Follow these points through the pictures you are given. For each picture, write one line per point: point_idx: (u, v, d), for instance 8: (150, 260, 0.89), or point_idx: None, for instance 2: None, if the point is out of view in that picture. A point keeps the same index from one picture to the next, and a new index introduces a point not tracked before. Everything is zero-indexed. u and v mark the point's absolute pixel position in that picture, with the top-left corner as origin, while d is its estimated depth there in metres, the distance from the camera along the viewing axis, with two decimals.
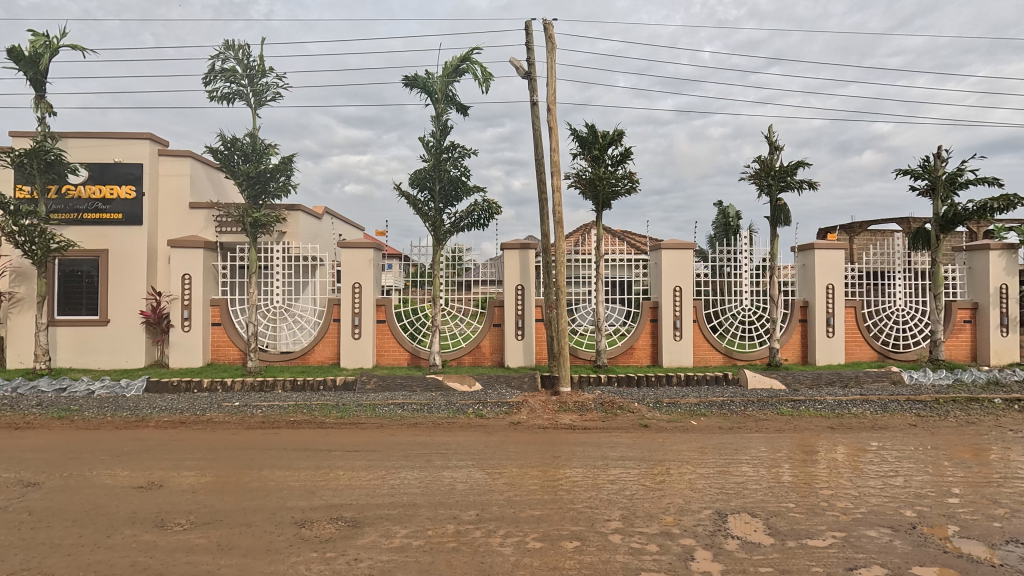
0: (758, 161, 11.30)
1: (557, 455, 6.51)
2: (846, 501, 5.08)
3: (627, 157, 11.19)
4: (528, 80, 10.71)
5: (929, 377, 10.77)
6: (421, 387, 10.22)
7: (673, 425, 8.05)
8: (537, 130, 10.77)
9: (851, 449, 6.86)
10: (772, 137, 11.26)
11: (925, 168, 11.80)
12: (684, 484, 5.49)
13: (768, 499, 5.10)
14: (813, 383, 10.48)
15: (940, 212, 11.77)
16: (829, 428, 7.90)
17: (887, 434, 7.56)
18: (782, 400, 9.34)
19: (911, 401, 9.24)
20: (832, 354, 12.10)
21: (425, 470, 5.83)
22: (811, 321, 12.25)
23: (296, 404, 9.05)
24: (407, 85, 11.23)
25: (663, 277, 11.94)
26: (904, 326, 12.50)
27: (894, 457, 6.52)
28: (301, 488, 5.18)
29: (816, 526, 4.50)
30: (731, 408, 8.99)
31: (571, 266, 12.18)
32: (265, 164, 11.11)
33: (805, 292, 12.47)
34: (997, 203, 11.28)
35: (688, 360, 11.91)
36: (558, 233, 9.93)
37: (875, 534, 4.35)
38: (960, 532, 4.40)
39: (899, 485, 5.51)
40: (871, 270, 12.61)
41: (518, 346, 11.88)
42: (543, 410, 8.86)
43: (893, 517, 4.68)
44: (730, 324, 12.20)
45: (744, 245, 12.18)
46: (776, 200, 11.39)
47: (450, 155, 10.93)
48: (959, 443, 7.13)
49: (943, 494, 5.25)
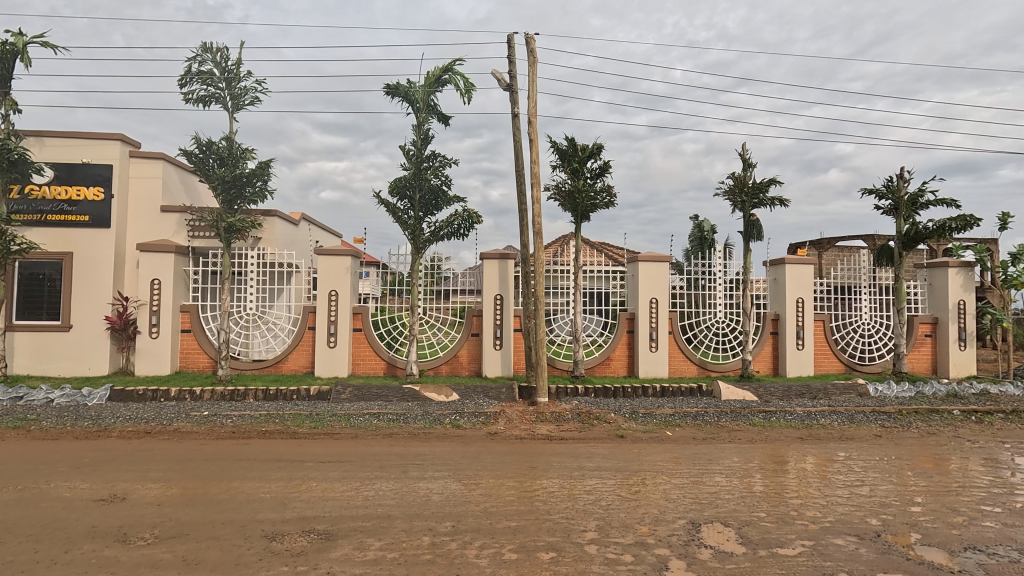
0: (732, 178, 11.61)
1: (533, 465, 6.52)
2: (814, 510, 5.20)
3: (606, 171, 11.37)
4: (509, 92, 10.81)
5: (893, 390, 11.11)
6: (398, 397, 10.10)
7: (649, 436, 8.14)
8: (518, 142, 10.86)
9: (819, 459, 7.06)
10: (745, 155, 11.63)
11: (888, 189, 12.29)
12: (658, 495, 5.54)
13: (740, 509, 5.20)
14: (784, 395, 10.71)
15: (904, 230, 12.25)
16: (799, 438, 8.12)
17: (854, 445, 7.80)
18: (755, 411, 9.51)
19: (876, 413, 9.52)
20: (802, 366, 12.43)
21: (399, 481, 5.76)
22: (782, 334, 12.56)
23: (268, 413, 8.83)
24: (388, 94, 11.22)
25: (640, 289, 12.10)
26: (869, 339, 12.93)
27: (860, 467, 6.72)
28: (272, 500, 5.06)
29: (786, 535, 4.60)
30: (705, 419, 9.13)
31: (550, 276, 12.27)
32: (241, 168, 10.91)
33: (776, 305, 12.79)
34: (955, 224, 11.81)
35: (663, 371, 12.08)
36: (538, 243, 9.99)
37: (842, 543, 4.46)
38: (922, 539, 4.55)
39: (865, 495, 5.67)
40: (839, 285, 13.03)
41: (496, 356, 11.87)
42: (520, 420, 8.85)
43: (859, 526, 4.82)
44: (704, 336, 12.42)
45: (719, 259, 12.46)
46: (749, 216, 11.72)
47: (431, 164, 10.93)
48: (922, 453, 7.38)
49: (906, 503, 5.43)
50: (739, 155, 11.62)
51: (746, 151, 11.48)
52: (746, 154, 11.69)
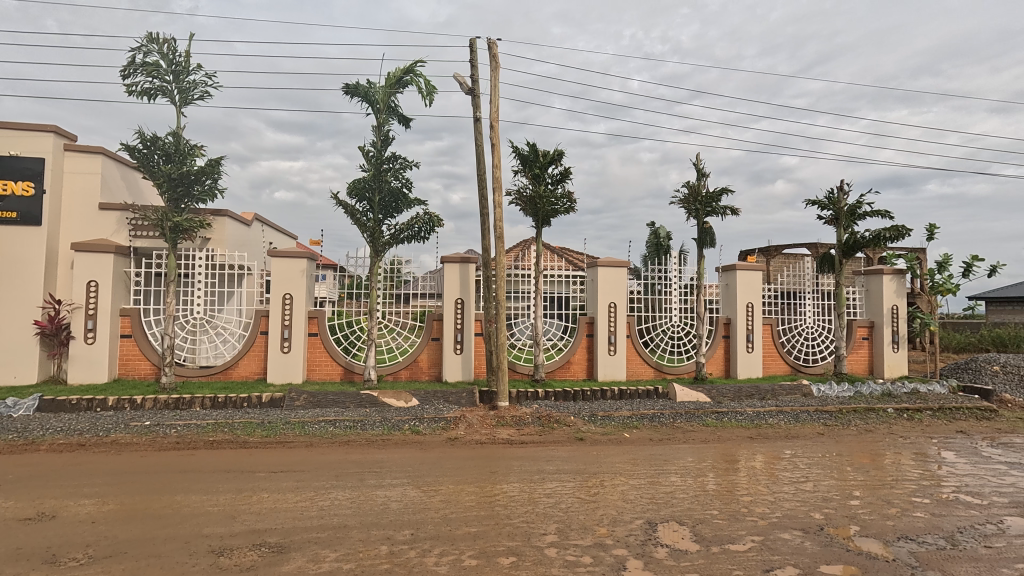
0: (687, 187, 12.01)
1: (493, 470, 6.50)
2: (763, 506, 5.42)
3: (567, 177, 11.53)
4: (471, 96, 10.80)
5: (834, 390, 11.74)
6: (355, 403, 9.86)
7: (607, 438, 8.27)
8: (480, 146, 10.86)
9: (767, 457, 7.38)
10: (699, 165, 12.06)
11: (829, 200, 13.02)
12: (617, 496, 5.64)
13: (694, 508, 5.36)
14: (735, 396, 11.13)
15: (843, 239, 13.00)
16: (749, 438, 8.45)
17: (799, 443, 8.19)
18: (708, 412, 9.83)
19: (819, 412, 10.04)
20: (751, 368, 12.96)
21: (356, 489, 5.61)
22: (733, 338, 13.06)
23: (217, 422, 8.43)
24: (347, 93, 11.00)
25: (599, 294, 12.31)
26: (813, 342, 13.62)
27: (804, 464, 7.06)
28: (220, 513, 4.83)
29: (737, 531, 4.77)
30: (661, 420, 9.37)
31: (511, 280, 12.31)
32: (189, 165, 10.41)
33: (728, 310, 13.29)
34: (889, 234, 12.63)
35: (621, 374, 12.32)
36: (499, 247, 10.00)
37: (789, 537, 4.67)
38: (860, 531, 4.83)
39: (809, 490, 5.96)
40: (785, 291, 13.68)
41: (456, 361, 11.78)
42: (480, 425, 8.81)
43: (804, 520, 5.06)
44: (661, 339, 12.76)
45: (674, 265, 12.85)
46: (703, 223, 12.14)
47: (391, 166, 10.77)
48: (860, 449, 7.84)
49: (846, 497, 5.74)
50: (693, 164, 12.04)
51: (700, 161, 11.91)
52: (700, 163, 12.12)
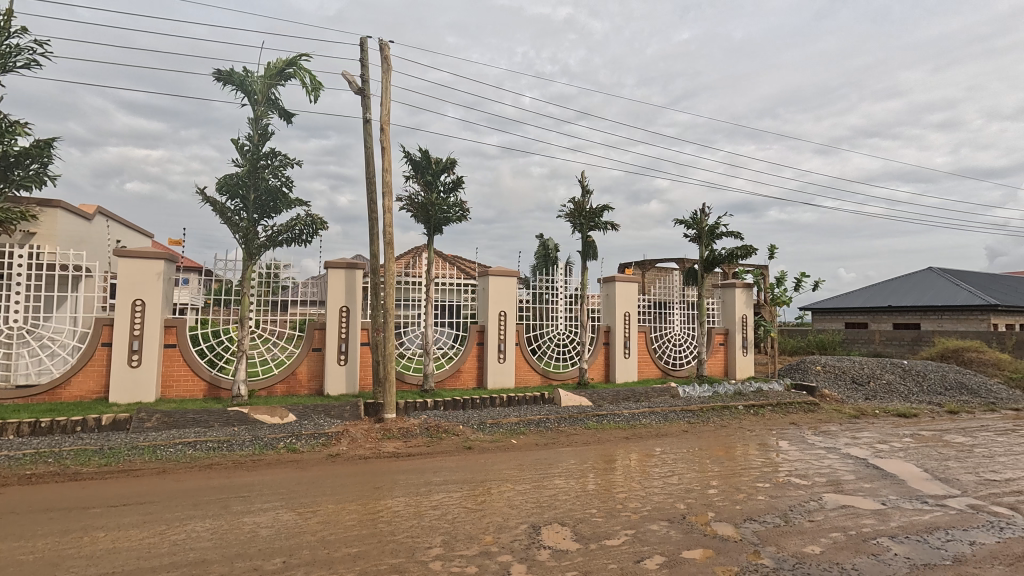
0: (573, 202, 12.69)
1: (378, 485, 6.25)
2: (635, 501, 5.86)
3: (459, 186, 11.57)
4: (361, 97, 10.42)
5: (697, 391, 13.08)
6: (220, 422, 8.89)
7: (495, 445, 8.38)
8: (369, 148, 10.49)
9: (640, 455, 7.99)
10: (584, 182, 12.82)
11: (693, 221, 14.57)
12: (503, 502, 5.72)
13: (575, 508, 5.62)
14: (613, 400, 11.92)
15: (704, 256, 14.60)
16: (625, 438, 9.08)
17: (667, 440, 8.99)
18: (589, 415, 10.39)
19: (684, 411, 11.12)
20: (628, 373, 13.98)
21: (219, 518, 5.04)
22: (613, 345, 14.00)
23: (37, 451, 7.06)
24: (219, 80, 10.00)
25: (489, 303, 12.48)
26: (679, 348, 15.08)
27: (672, 459, 7.76)
28: (38, 562, 4.04)
29: (612, 527, 5.09)
30: (546, 425, 9.71)
31: (400, 288, 11.99)
32: (6, 145, 8.69)
33: (608, 318, 14.22)
34: (740, 252, 14.45)
35: (510, 382, 12.57)
36: (389, 254, 9.70)
37: (657, 528, 5.09)
38: (715, 517, 5.41)
39: (674, 483, 6.57)
40: (657, 301, 15.00)
41: (340, 372, 11.16)
42: (365, 439, 8.42)
43: (669, 511, 5.55)
44: (547, 347, 13.26)
45: (560, 275, 13.47)
46: (586, 237, 12.90)
47: (269, 163, 9.96)
48: (716, 443, 8.82)
49: (705, 487, 6.41)
50: (578, 181, 12.77)
51: (585, 179, 12.67)
52: (584, 181, 12.90)
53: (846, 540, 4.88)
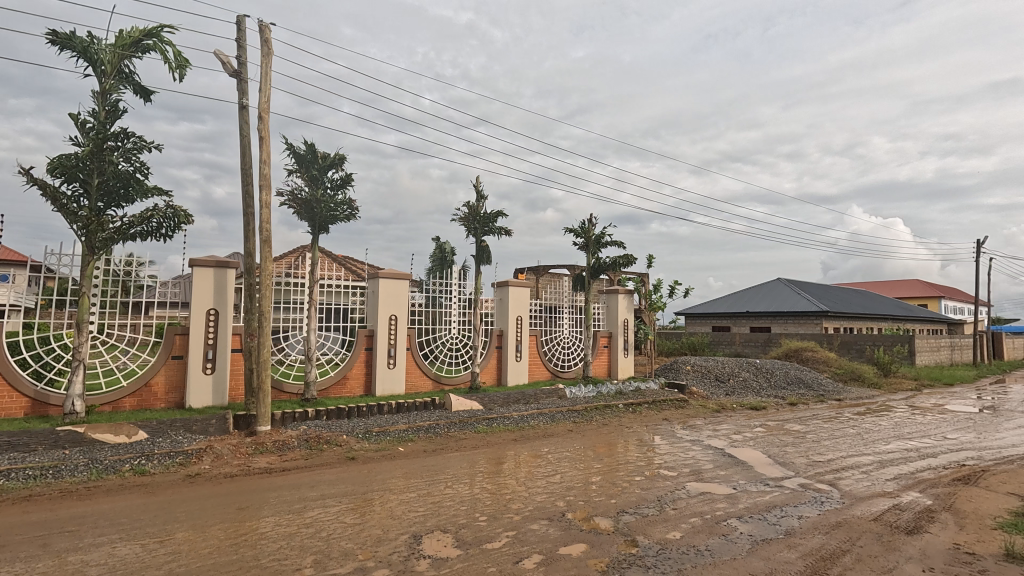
0: (467, 206, 12.72)
1: (244, 506, 5.69)
2: (519, 502, 5.97)
3: (348, 183, 11.02)
4: (237, 80, 9.53)
5: (582, 392, 13.73)
6: (46, 445, 7.52)
7: (380, 454, 8.07)
8: (245, 137, 9.61)
9: (527, 456, 8.17)
10: (478, 187, 12.92)
11: (582, 229, 15.34)
12: (385, 514, 5.51)
13: (459, 513, 5.57)
14: (504, 402, 12.09)
15: (591, 263, 15.43)
16: (513, 440, 9.25)
17: (553, 440, 9.31)
18: (479, 419, 10.42)
19: (570, 411, 11.61)
20: (518, 375, 14.29)
21: (35, 560, 4.24)
22: (505, 348, 14.22)
23: None
24: (54, 43, 8.54)
25: (379, 306, 12.04)
26: (567, 351, 15.74)
27: (556, 459, 8.05)
28: None
29: (494, 529, 5.13)
30: (436, 431, 9.57)
31: (280, 290, 11.12)
32: None
33: (501, 322, 14.43)
34: (622, 261, 15.48)
35: (400, 388, 12.21)
36: (265, 252, 8.94)
37: (537, 527, 5.22)
38: (591, 512, 5.67)
39: (557, 482, 6.81)
40: (548, 306, 15.54)
41: (205, 382, 10.04)
42: (232, 455, 7.64)
43: (551, 509, 5.72)
44: (440, 351, 13.11)
45: (454, 279, 13.42)
46: (480, 242, 12.99)
47: (120, 144, 8.70)
48: (598, 441, 9.31)
49: (585, 484, 6.72)
50: (473, 186, 12.83)
51: (479, 184, 12.77)
52: (479, 186, 12.99)
53: (702, 524, 5.38)
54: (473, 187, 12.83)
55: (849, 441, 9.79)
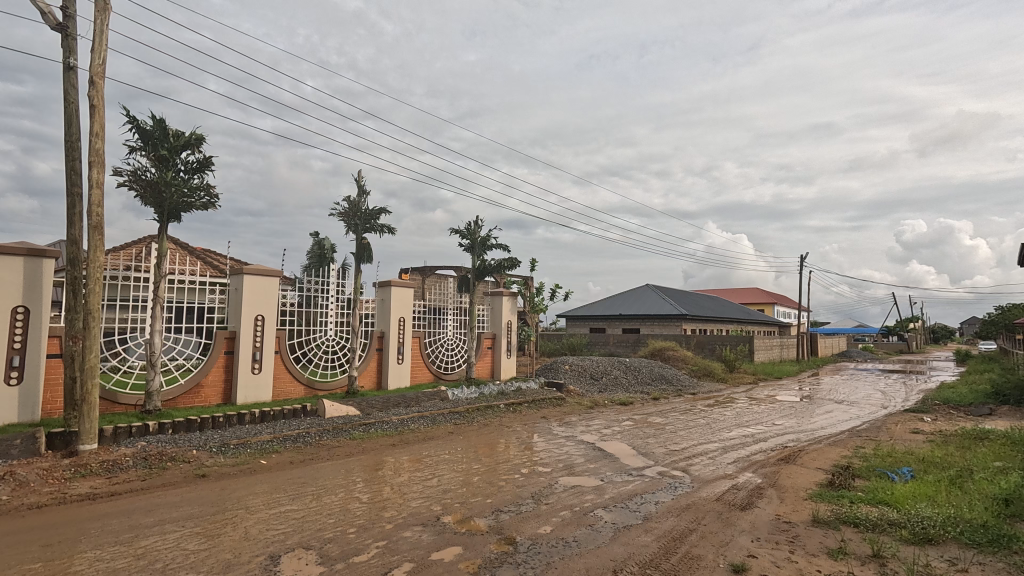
0: (347, 201, 12.07)
1: (55, 542, 4.75)
2: (392, 510, 5.74)
3: (206, 167, 9.85)
4: (61, 35, 8.03)
5: (465, 393, 13.72)
6: None
7: (239, 469, 7.28)
8: (72, 103, 8.13)
9: (405, 461, 7.92)
10: (360, 182, 12.32)
11: (468, 231, 15.37)
12: (239, 535, 4.96)
13: (325, 527, 5.20)
14: (383, 407, 11.64)
15: (477, 265, 15.52)
16: (391, 445, 8.93)
17: (433, 443, 9.16)
18: (355, 425, 9.88)
19: (452, 413, 11.53)
20: (400, 378, 13.87)
21: None
22: (385, 350, 13.71)
23: None
24: None
25: (243, 306, 10.90)
26: (451, 353, 15.65)
27: (436, 462, 7.91)
28: None
29: (363, 541, 4.86)
30: (306, 440, 8.89)
31: (117, 285, 9.56)
32: None
33: (382, 324, 13.91)
34: (507, 263, 15.78)
35: (266, 395, 11.15)
36: (95, 241, 7.61)
37: (410, 534, 5.05)
38: (467, 514, 5.64)
39: (434, 486, 6.68)
40: (432, 307, 15.32)
41: (8, 396, 8.25)
42: (43, 481, 6.37)
43: (425, 515, 5.59)
44: (314, 355, 12.23)
45: (331, 278, 12.64)
46: (361, 239, 12.40)
47: None
48: (479, 442, 9.35)
49: (463, 486, 6.69)
50: (354, 180, 12.22)
51: (361, 178, 12.20)
52: (361, 180, 12.40)
53: (571, 516, 5.63)
54: (355, 181, 12.22)
55: (700, 430, 10.98)
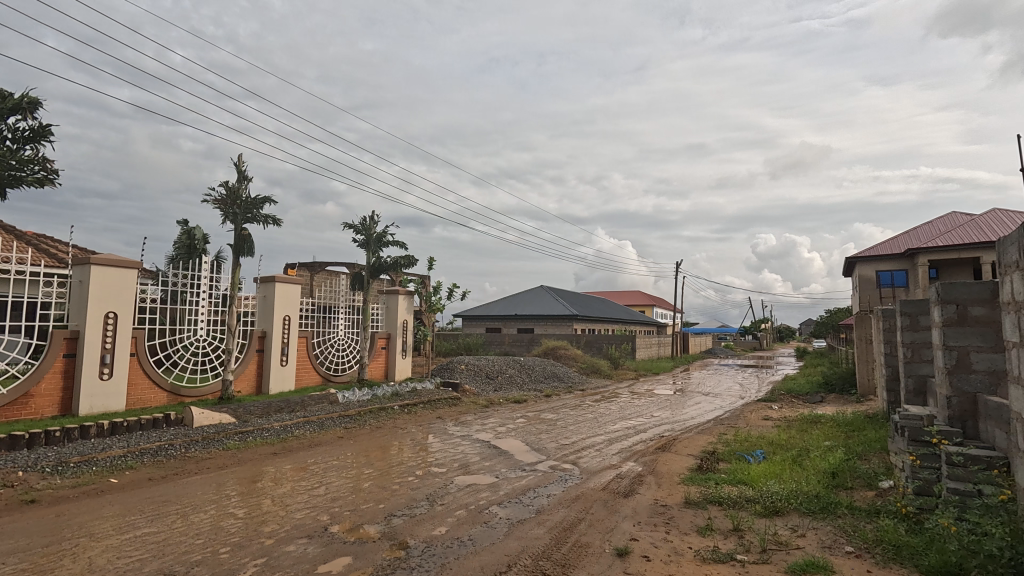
0: (225, 187, 10.95)
1: None
2: (273, 523, 5.31)
3: (43, 137, 8.34)
4: None
5: (356, 395, 13.12)
6: None
7: (82, 490, 6.25)
8: None
9: (289, 470, 7.36)
10: (240, 167, 11.24)
11: (363, 226, 14.72)
12: (79, 569, 4.24)
13: (192, 549, 4.66)
14: (263, 413, 10.72)
15: (371, 262, 14.92)
16: (272, 453, 8.25)
17: (321, 450, 8.63)
18: (230, 434, 8.97)
19: (341, 417, 10.95)
20: (283, 382, 12.87)
21: None
22: (266, 351, 12.64)
23: None
24: None
25: (90, 301, 9.39)
26: (341, 354, 14.87)
27: (323, 469, 7.46)
28: None
29: (239, 560, 4.43)
30: (169, 453, 7.90)
31: None
32: None
33: (264, 323, 12.81)
34: (404, 261, 15.38)
35: (118, 404, 9.69)
36: None
37: (293, 548, 4.70)
38: (357, 521, 5.38)
39: (321, 494, 6.29)
40: (321, 305, 14.44)
41: None
42: None
43: (311, 526, 5.24)
44: (180, 357, 10.90)
45: (204, 272, 11.38)
46: (240, 229, 11.31)
47: None
48: (371, 446, 9.00)
49: (353, 492, 6.39)
50: (234, 164, 11.12)
51: (242, 163, 11.13)
52: (241, 165, 11.32)
53: (467, 515, 5.62)
54: (234, 165, 11.12)
55: (588, 424, 11.60)
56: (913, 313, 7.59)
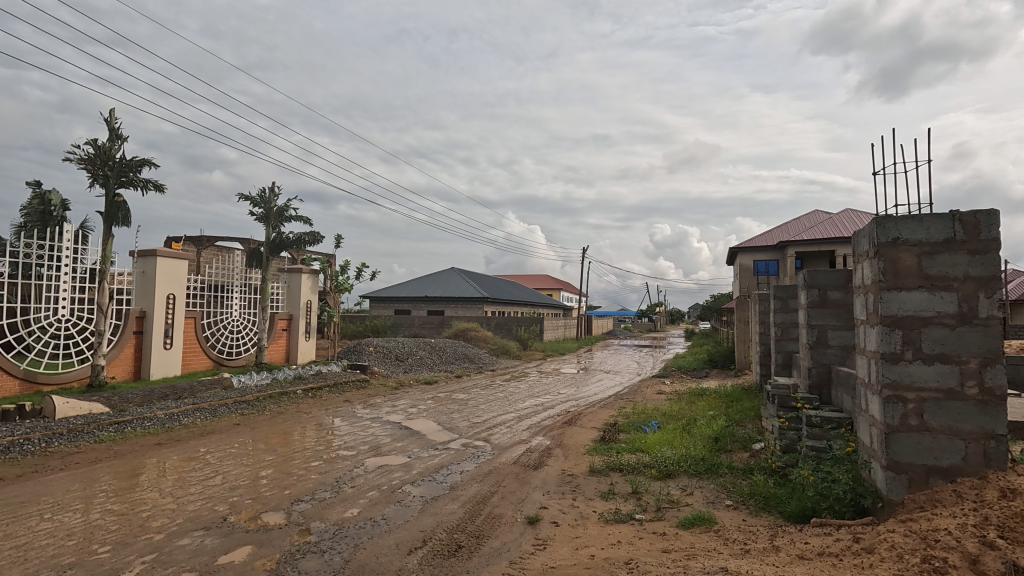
0: (93, 144, 9.55)
1: None
2: (163, 517, 4.87)
3: None
4: None
5: (254, 379, 12.28)
6: None
7: None
8: None
9: (178, 461, 6.75)
10: (113, 123, 9.87)
11: (261, 199, 13.62)
12: None
13: (65, 551, 4.14)
14: (143, 401, 9.66)
15: (271, 238, 13.89)
16: (157, 444, 7.49)
17: (214, 437, 8.00)
18: (103, 425, 7.99)
19: (237, 403, 10.20)
20: (166, 367, 11.65)
21: None
22: (146, 334, 11.35)
23: None
24: None
25: None
26: (236, 335, 13.78)
27: (218, 458, 6.93)
28: None
29: (123, 559, 4.02)
30: (25, 448, 6.87)
31: None
32: None
33: (141, 301, 11.45)
34: (308, 238, 14.50)
35: None
36: None
37: (188, 541, 4.35)
38: (260, 510, 5.10)
39: (217, 484, 5.86)
40: (211, 283, 13.26)
41: None
42: None
43: (207, 517, 4.88)
44: (37, 340, 9.46)
45: (66, 243, 9.92)
46: (113, 195, 9.97)
47: None
48: (272, 432, 8.51)
49: (253, 480, 6.02)
50: (105, 120, 9.74)
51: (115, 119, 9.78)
52: (114, 121, 9.94)
53: (380, 496, 5.55)
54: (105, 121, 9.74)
55: (499, 402, 11.89)
56: (783, 297, 8.63)
